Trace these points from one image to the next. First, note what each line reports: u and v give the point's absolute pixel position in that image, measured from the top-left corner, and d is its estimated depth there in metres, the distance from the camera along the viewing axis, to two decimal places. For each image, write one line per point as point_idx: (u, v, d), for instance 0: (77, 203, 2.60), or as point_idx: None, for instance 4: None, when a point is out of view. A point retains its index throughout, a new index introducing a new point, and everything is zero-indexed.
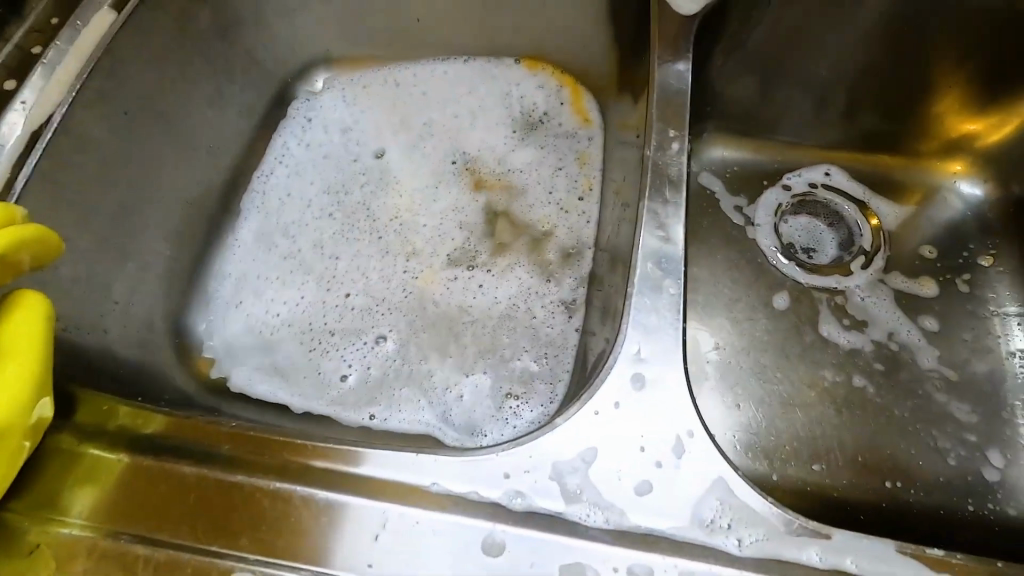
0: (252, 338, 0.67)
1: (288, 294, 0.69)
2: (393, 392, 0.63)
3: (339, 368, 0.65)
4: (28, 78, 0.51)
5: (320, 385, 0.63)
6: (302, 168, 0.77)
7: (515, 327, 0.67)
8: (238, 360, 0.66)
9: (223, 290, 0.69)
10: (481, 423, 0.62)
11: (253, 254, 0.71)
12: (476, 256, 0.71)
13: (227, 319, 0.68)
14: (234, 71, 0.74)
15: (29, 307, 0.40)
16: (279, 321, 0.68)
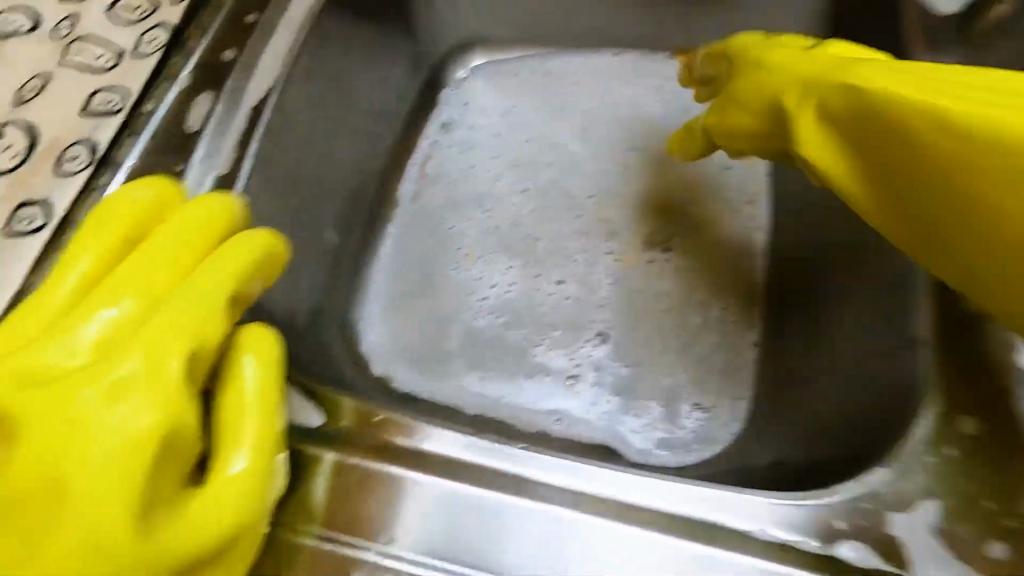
0: (459, 330, 0.64)
1: (487, 284, 0.66)
2: (602, 383, 0.61)
3: (563, 365, 0.62)
4: (244, 48, 0.47)
5: (531, 376, 0.61)
6: (467, 151, 0.73)
7: (699, 330, 0.63)
8: (442, 357, 0.62)
9: (388, 281, 0.66)
10: (662, 439, 0.59)
11: (442, 242, 0.68)
12: (677, 250, 0.67)
13: (424, 312, 0.64)
14: (398, 48, 0.69)
15: (260, 355, 0.32)
16: (483, 313, 0.64)
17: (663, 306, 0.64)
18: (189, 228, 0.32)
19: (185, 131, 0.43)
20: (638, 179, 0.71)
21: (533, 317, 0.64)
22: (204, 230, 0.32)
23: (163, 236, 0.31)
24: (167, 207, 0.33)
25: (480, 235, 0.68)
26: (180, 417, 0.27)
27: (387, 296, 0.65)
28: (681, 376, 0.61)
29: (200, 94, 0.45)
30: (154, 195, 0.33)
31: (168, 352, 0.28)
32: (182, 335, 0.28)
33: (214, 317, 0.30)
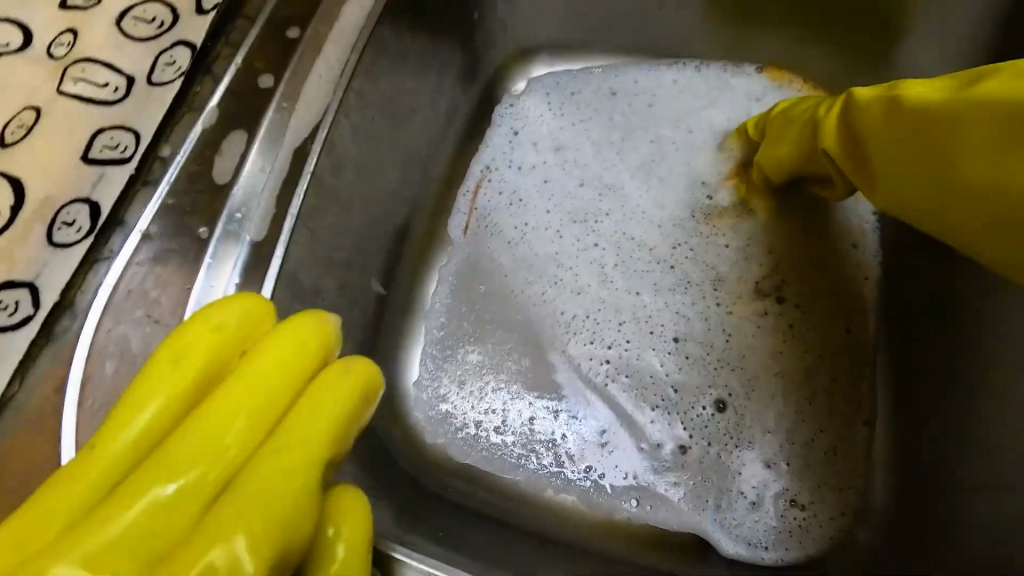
0: (541, 406, 0.56)
1: (586, 351, 0.57)
2: (713, 468, 0.53)
3: (668, 438, 0.54)
4: (285, 73, 0.38)
5: (631, 459, 0.54)
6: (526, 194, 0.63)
7: (803, 411, 0.55)
8: (519, 438, 0.55)
9: (446, 343, 0.57)
10: (756, 536, 0.51)
11: (520, 302, 0.58)
12: (792, 310, 0.57)
13: (501, 390, 0.56)
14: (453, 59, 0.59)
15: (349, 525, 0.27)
16: (581, 382, 0.56)
17: (783, 373, 0.56)
18: (283, 369, 0.26)
19: (212, 184, 0.34)
20: (735, 228, 0.60)
21: (635, 390, 0.56)
22: (297, 371, 0.27)
23: (250, 380, 0.26)
24: (253, 334, 0.28)
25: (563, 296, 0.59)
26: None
27: (444, 365, 0.56)
28: (787, 462, 0.53)
29: (230, 133, 0.36)
30: (243, 318, 0.27)
31: (258, 552, 0.23)
32: (275, 524, 0.23)
33: (309, 494, 0.25)
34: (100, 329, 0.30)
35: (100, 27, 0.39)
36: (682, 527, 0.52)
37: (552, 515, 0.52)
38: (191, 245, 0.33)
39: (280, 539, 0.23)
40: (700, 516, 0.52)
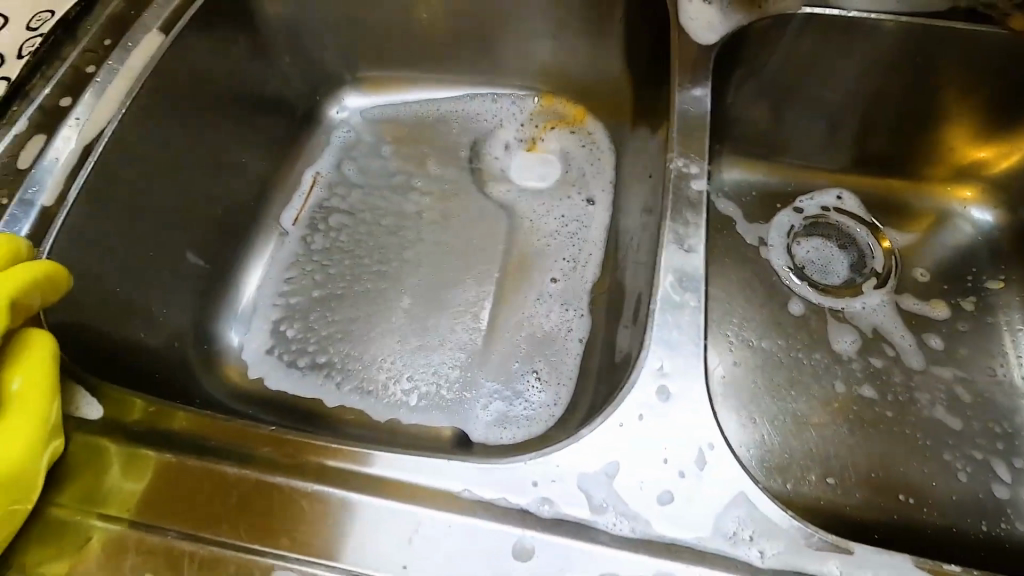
0: (359, 350, 0.71)
1: (401, 312, 0.73)
2: (472, 377, 0.70)
3: (438, 357, 0.71)
4: (81, 96, 0.54)
5: (412, 375, 0.70)
6: (343, 189, 0.81)
7: (543, 331, 0.72)
8: (323, 367, 0.70)
9: (264, 306, 0.73)
10: (501, 420, 0.67)
11: (345, 281, 0.74)
12: (540, 269, 0.76)
13: (325, 350, 0.71)
14: (265, 89, 0.78)
15: (37, 350, 0.40)
16: (376, 327, 0.72)
17: (528, 305, 0.74)
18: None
19: (16, 169, 0.50)
20: (513, 222, 0.80)
21: (419, 325, 0.72)
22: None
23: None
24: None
25: (365, 263, 0.76)
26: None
27: (267, 331, 0.72)
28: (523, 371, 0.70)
29: (33, 137, 0.51)
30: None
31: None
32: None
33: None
34: None
35: None
36: (443, 423, 0.68)
37: (341, 421, 0.67)
38: None
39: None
40: (453, 413, 0.68)
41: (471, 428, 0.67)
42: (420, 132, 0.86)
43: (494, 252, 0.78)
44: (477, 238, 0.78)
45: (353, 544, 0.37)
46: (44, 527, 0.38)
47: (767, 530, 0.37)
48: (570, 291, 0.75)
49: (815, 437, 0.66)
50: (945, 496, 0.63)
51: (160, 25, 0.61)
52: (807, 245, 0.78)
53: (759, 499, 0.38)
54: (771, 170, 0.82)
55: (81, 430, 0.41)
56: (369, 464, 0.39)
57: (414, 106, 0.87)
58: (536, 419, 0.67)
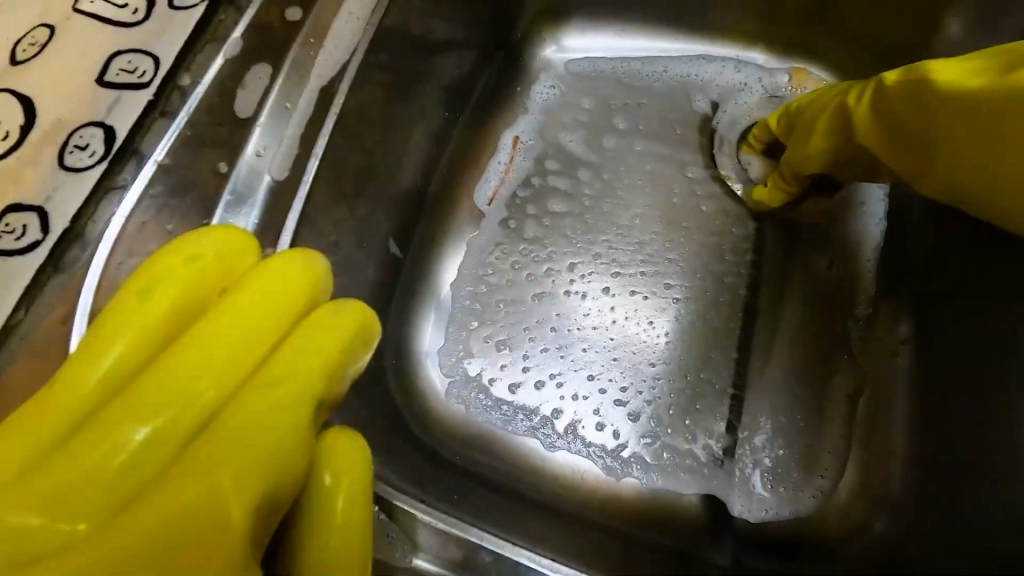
0: (583, 379, 0.57)
1: (631, 344, 0.59)
2: (721, 431, 0.56)
3: (677, 401, 0.57)
4: (313, 7, 0.36)
5: (648, 419, 0.56)
6: (553, 163, 0.66)
7: (805, 384, 0.58)
8: (539, 396, 0.56)
9: (462, 309, 0.58)
10: (762, 494, 0.54)
11: (563, 292, 0.60)
12: (806, 300, 0.61)
13: (542, 378, 0.57)
14: (477, 20, 0.59)
15: (346, 469, 0.27)
16: (603, 355, 0.58)
17: (787, 347, 0.59)
18: (260, 319, 0.25)
19: (234, 117, 0.32)
20: (764, 234, 0.64)
21: (653, 357, 0.59)
22: (283, 294, 0.26)
23: (226, 324, 0.25)
24: (229, 271, 0.27)
25: (585, 268, 0.62)
26: (252, 568, 0.24)
27: (467, 340, 0.57)
28: (782, 432, 0.56)
29: (253, 66, 0.34)
30: (227, 258, 0.27)
31: (240, 499, 0.23)
32: (256, 474, 0.23)
33: (293, 443, 0.24)
34: (112, 262, 0.29)
35: None
36: (692, 491, 0.54)
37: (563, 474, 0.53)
38: (210, 179, 0.31)
39: (259, 493, 0.23)
40: (703, 480, 0.54)
41: (726, 499, 0.54)
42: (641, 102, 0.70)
43: (739, 273, 0.62)
44: (715, 250, 0.64)
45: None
46: None
47: None
48: (841, 336, 0.59)
49: None
50: None
51: None
52: None
53: None
54: None
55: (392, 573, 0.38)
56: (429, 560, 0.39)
57: (635, 65, 0.70)
58: (807, 498, 0.54)
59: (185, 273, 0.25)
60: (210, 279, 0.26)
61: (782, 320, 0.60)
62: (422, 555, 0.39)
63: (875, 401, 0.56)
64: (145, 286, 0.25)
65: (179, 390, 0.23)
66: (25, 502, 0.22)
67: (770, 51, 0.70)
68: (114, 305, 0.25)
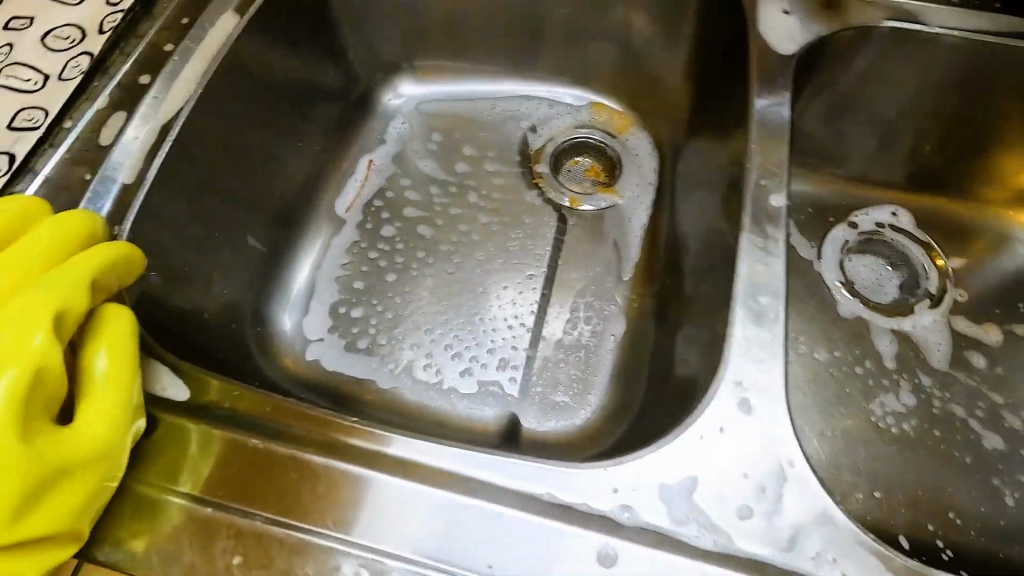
0: (420, 336, 0.73)
1: (461, 306, 0.75)
2: (526, 368, 0.72)
3: (493, 348, 0.73)
4: (159, 75, 0.54)
5: (469, 361, 0.72)
6: (401, 176, 0.83)
7: (589, 333, 0.75)
8: (383, 349, 0.72)
9: (319, 290, 0.74)
10: (552, 413, 0.70)
11: (406, 271, 0.77)
12: (591, 268, 0.79)
13: (385, 335, 0.73)
14: (325, 76, 0.79)
15: (119, 327, 0.40)
16: (436, 317, 0.74)
17: (577, 307, 0.76)
18: (59, 231, 0.40)
19: (98, 145, 0.50)
20: (566, 225, 0.82)
21: (476, 315, 0.74)
22: (71, 227, 0.41)
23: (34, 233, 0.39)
24: (32, 213, 0.41)
25: (425, 251, 0.78)
26: (45, 364, 0.35)
27: (325, 313, 0.73)
28: (566, 370, 0.72)
29: (114, 114, 0.52)
30: (26, 204, 0.41)
31: (36, 316, 0.35)
32: (48, 305, 0.36)
33: (79, 291, 0.38)
34: None
35: (28, 44, 0.54)
36: (496, 414, 0.69)
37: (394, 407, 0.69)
38: (77, 183, 0.48)
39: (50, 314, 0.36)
40: (506, 405, 0.70)
41: (525, 417, 0.69)
42: (475, 128, 0.88)
43: (547, 252, 0.80)
44: (529, 238, 0.81)
45: (369, 518, 0.38)
46: (130, 503, 0.39)
47: (840, 547, 0.37)
48: (617, 295, 0.77)
49: (864, 453, 0.65)
50: (991, 518, 0.63)
51: (236, 6, 0.59)
52: (861, 262, 0.77)
53: (834, 513, 0.38)
54: (828, 182, 0.81)
55: (159, 408, 0.42)
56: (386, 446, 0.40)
57: (470, 101, 0.89)
58: (585, 412, 0.70)
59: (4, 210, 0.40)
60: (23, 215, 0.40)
61: (574, 287, 0.78)
62: (372, 442, 0.40)
63: (633, 341, 0.73)
64: None
65: None
66: None
67: (572, 85, 0.91)
68: None
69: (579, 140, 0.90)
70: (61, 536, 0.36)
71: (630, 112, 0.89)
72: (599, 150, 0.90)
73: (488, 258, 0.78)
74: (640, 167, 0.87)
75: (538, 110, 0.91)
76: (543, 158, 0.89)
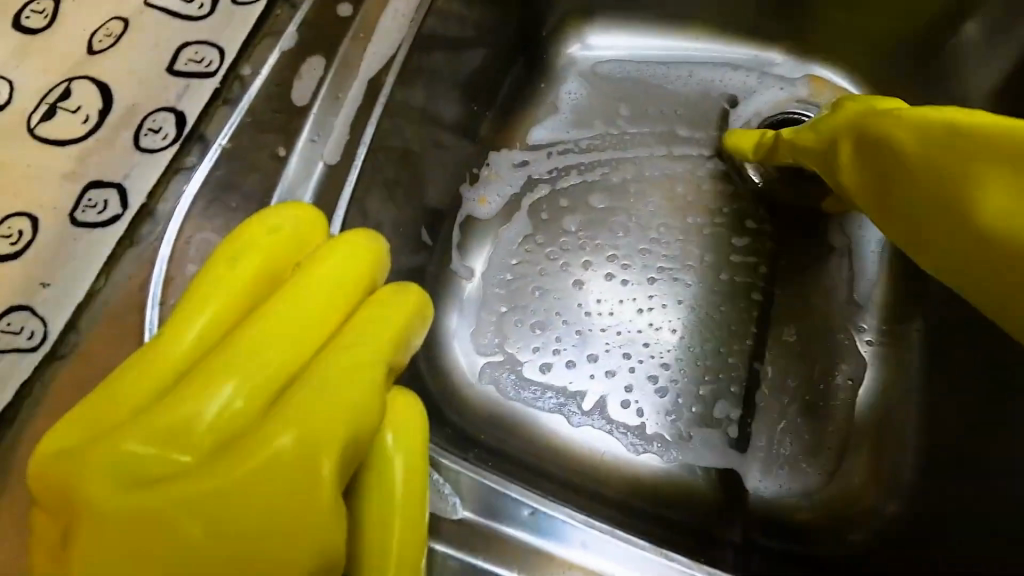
0: (614, 365, 0.60)
1: (662, 331, 0.61)
2: (747, 415, 0.58)
3: (704, 387, 0.59)
4: (363, 4, 0.38)
5: (677, 402, 0.58)
6: (578, 159, 0.69)
7: (821, 375, 0.59)
8: (570, 376, 0.59)
9: (489, 295, 0.61)
10: (783, 474, 0.56)
11: (596, 278, 0.63)
12: (818, 289, 0.63)
13: (575, 358, 0.60)
14: (504, 20, 0.62)
15: (405, 425, 0.31)
16: (632, 343, 0.60)
17: (804, 339, 0.61)
18: (335, 286, 0.29)
19: (291, 106, 0.35)
20: (782, 231, 0.66)
21: (680, 343, 0.61)
22: (351, 274, 0.30)
23: (308, 293, 0.29)
24: (306, 243, 0.31)
25: (612, 258, 0.64)
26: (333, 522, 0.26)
27: (498, 324, 0.60)
28: (793, 420, 0.58)
29: (308, 58, 0.36)
30: (298, 227, 0.31)
31: (325, 446, 0.26)
32: (340, 425, 0.26)
33: (366, 399, 0.28)
34: (180, 236, 0.31)
35: None
36: (713, 468, 0.56)
37: (586, 452, 0.56)
38: (269, 162, 0.33)
39: (344, 441, 0.26)
40: (724, 457, 0.56)
41: (749, 478, 0.56)
42: (662, 103, 0.72)
43: (761, 266, 0.64)
44: (736, 246, 0.65)
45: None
46: None
47: None
48: (853, 327, 0.61)
49: None
50: None
51: None
52: None
53: None
54: None
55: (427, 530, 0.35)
56: (492, 519, 0.37)
57: (657, 66, 0.72)
58: (824, 477, 0.55)
59: (270, 248, 0.29)
60: (291, 251, 0.30)
61: (798, 313, 0.62)
62: (473, 509, 0.37)
63: (880, 390, 0.58)
64: (232, 262, 0.29)
65: (259, 354, 0.26)
66: (124, 448, 0.24)
67: (787, 49, 0.72)
68: (209, 271, 0.28)
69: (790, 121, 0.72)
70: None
71: (863, 91, 0.70)
72: None
73: (690, 273, 0.64)
74: None
75: (740, 81, 0.73)
76: None
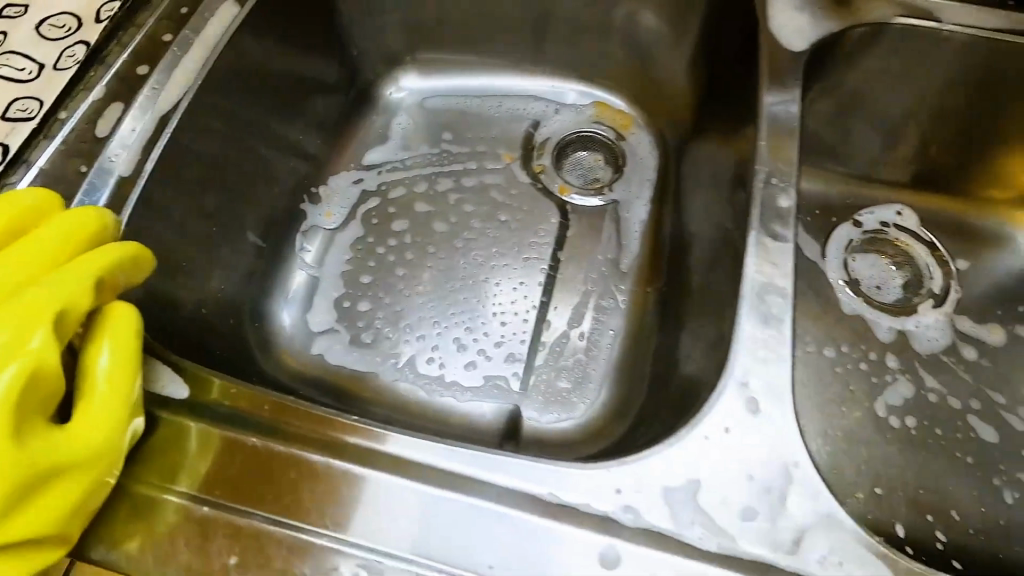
0: (424, 332, 0.73)
1: (466, 303, 0.76)
2: (530, 364, 0.72)
3: (495, 344, 0.73)
4: (157, 65, 0.53)
5: (473, 357, 0.72)
6: (404, 173, 0.84)
7: (590, 329, 0.74)
8: (386, 343, 0.72)
9: (323, 284, 0.75)
10: (555, 408, 0.70)
11: (417, 265, 0.78)
12: (591, 264, 0.79)
13: (393, 329, 0.73)
14: (326, 69, 0.79)
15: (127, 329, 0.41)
16: (440, 314, 0.75)
17: (579, 302, 0.76)
18: (66, 234, 0.42)
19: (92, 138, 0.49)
20: (568, 220, 0.82)
21: (479, 312, 0.75)
22: (80, 226, 0.43)
23: (39, 237, 0.41)
24: (43, 211, 0.44)
25: (429, 250, 0.79)
26: (41, 361, 0.35)
27: (330, 306, 0.74)
28: (563, 367, 0.72)
29: (111, 105, 0.51)
30: (38, 201, 0.44)
31: (37, 312, 0.36)
32: (52, 300, 0.37)
33: (81, 291, 0.39)
34: None
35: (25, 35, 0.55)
36: (498, 407, 0.70)
37: (394, 402, 0.69)
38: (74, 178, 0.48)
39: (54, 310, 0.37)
40: (507, 398, 0.70)
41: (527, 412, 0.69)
42: (476, 127, 0.88)
43: (550, 249, 0.80)
44: (531, 234, 0.81)
45: (193, 466, 0.39)
46: (124, 508, 0.39)
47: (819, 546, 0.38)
48: (618, 290, 0.77)
49: (865, 451, 0.65)
50: (989, 516, 0.63)
51: None
52: (865, 261, 0.76)
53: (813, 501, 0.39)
54: (828, 180, 0.80)
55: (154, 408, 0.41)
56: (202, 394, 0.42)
57: (471, 98, 0.89)
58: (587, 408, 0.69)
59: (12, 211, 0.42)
60: (30, 216, 0.43)
61: (575, 283, 0.78)
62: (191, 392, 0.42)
63: (631, 338, 0.73)
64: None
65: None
66: None
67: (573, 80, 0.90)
68: None
69: (582, 136, 0.89)
70: (50, 541, 0.36)
71: (632, 108, 0.88)
72: (601, 146, 0.88)
73: (493, 257, 0.79)
74: (641, 160, 0.86)
75: (540, 106, 0.90)
76: (544, 153, 0.88)
